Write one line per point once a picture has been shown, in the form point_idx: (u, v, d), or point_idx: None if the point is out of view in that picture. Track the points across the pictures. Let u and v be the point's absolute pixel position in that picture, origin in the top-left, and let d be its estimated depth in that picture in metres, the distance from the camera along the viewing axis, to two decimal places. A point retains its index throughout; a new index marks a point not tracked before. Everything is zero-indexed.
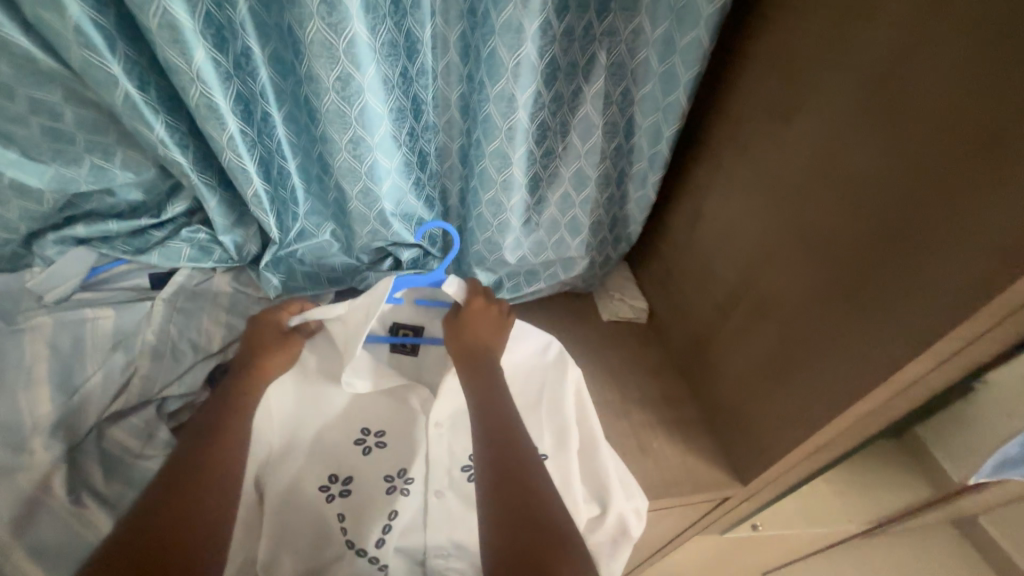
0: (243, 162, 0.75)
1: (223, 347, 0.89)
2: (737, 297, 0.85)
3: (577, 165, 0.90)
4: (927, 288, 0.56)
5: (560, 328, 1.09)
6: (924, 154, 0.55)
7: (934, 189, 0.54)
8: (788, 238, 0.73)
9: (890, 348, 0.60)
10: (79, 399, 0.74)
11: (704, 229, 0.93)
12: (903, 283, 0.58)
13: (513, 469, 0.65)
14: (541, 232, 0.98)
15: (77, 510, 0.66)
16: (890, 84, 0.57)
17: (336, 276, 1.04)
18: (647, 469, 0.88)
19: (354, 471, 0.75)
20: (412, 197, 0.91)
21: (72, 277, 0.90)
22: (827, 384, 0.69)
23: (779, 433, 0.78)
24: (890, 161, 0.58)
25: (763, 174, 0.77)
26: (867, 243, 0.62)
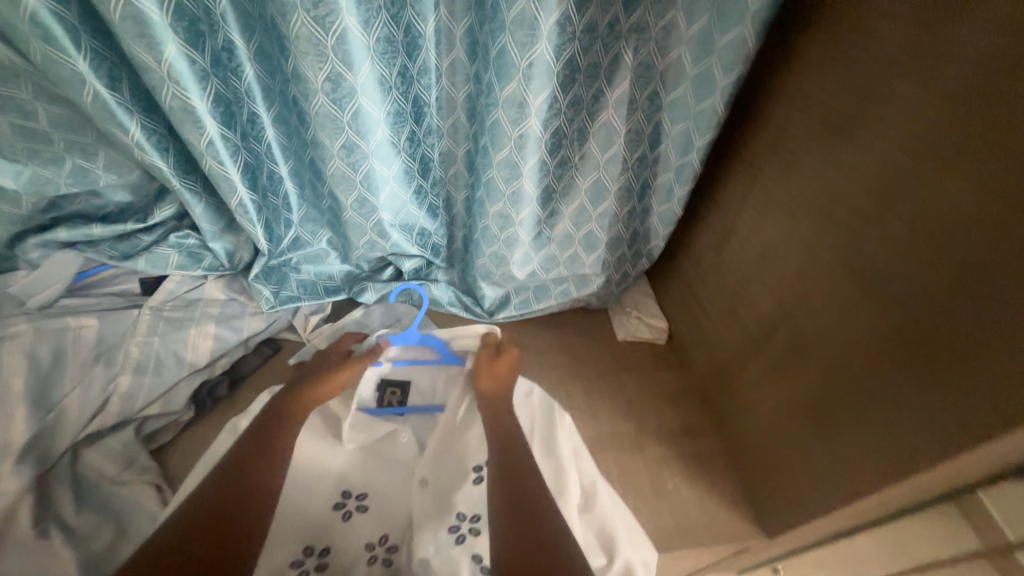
0: (226, 169, 0.70)
1: (211, 361, 0.85)
2: (772, 332, 0.75)
3: (595, 176, 0.82)
4: (1004, 358, 0.45)
5: (571, 347, 1.01)
6: (1012, 183, 0.44)
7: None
8: (834, 274, 0.63)
9: (949, 424, 0.50)
10: (55, 416, 0.70)
11: (736, 251, 0.83)
12: (973, 341, 0.47)
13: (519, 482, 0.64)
14: (553, 247, 0.90)
15: (40, 544, 0.61)
16: (981, 101, 0.46)
17: (334, 285, 0.97)
18: (659, 513, 0.79)
19: (331, 541, 0.70)
20: (413, 206, 0.85)
21: (56, 282, 0.85)
22: (870, 449, 0.58)
23: (812, 494, 0.67)
24: (974, 195, 0.47)
25: (810, 193, 0.67)
26: (932, 292, 0.51)
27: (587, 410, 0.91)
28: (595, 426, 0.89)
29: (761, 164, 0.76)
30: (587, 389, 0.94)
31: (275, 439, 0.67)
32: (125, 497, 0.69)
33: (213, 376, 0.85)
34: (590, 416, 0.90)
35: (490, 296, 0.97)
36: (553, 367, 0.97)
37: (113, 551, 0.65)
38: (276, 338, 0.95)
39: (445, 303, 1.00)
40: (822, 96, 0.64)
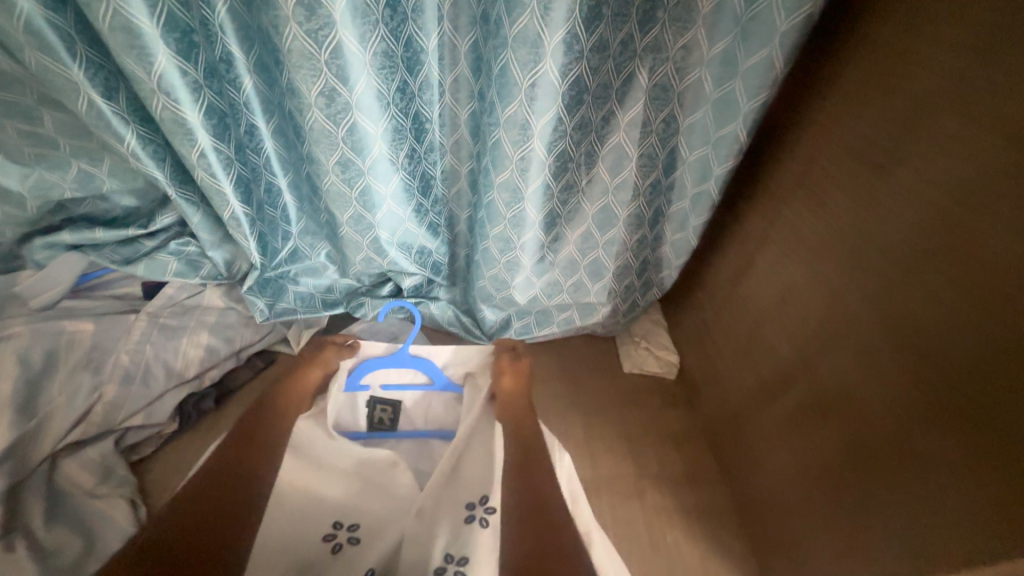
0: (218, 181, 0.68)
1: (200, 373, 0.83)
2: (790, 383, 0.68)
3: (604, 201, 0.77)
4: None
5: (573, 377, 0.95)
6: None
7: None
8: (861, 323, 0.56)
9: (987, 515, 0.43)
10: (38, 422, 0.69)
11: (754, 287, 0.77)
12: None
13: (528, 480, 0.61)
14: (557, 272, 0.85)
15: (5, 557, 0.60)
16: None
17: (332, 299, 0.95)
18: (653, 570, 0.72)
19: (317, 573, 0.58)
20: (412, 224, 0.82)
21: (61, 283, 0.85)
22: (898, 532, 0.51)
23: (829, 571, 0.60)
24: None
25: (839, 235, 0.60)
26: (974, 358, 0.44)
27: (584, 447, 0.85)
28: (590, 464, 0.83)
29: (788, 195, 0.69)
30: (586, 424, 0.89)
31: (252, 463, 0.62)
32: (98, 510, 0.68)
33: (201, 388, 0.84)
34: (587, 453, 0.84)
35: (491, 319, 0.92)
36: (551, 397, 0.92)
37: (78, 569, 0.63)
38: (270, 350, 0.94)
39: (444, 323, 0.97)
40: (857, 127, 0.58)
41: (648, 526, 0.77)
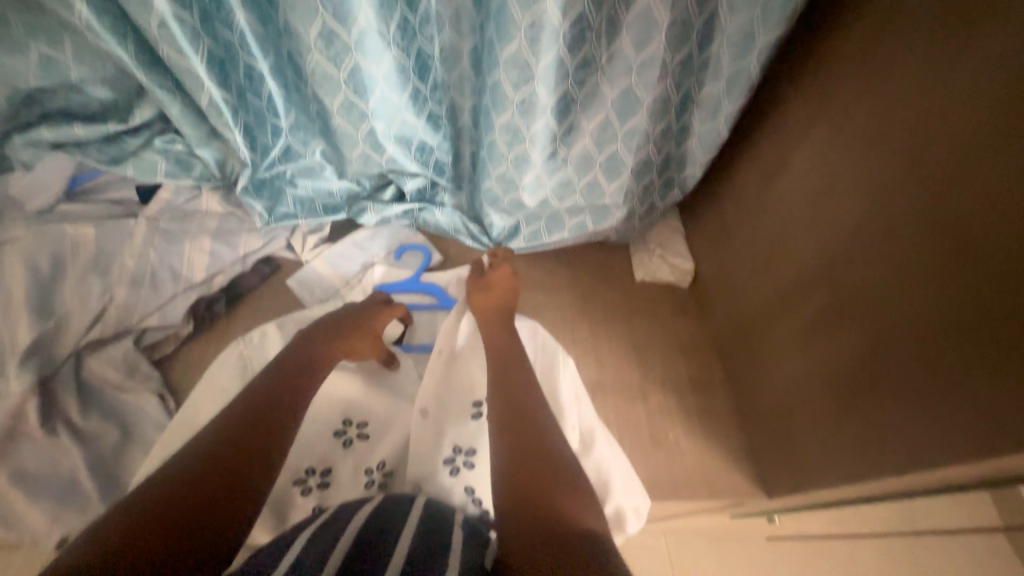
0: (187, 60, 0.65)
1: (207, 279, 0.82)
2: (811, 291, 0.64)
3: (626, 82, 0.68)
4: None
5: (583, 285, 0.93)
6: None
7: None
8: (894, 215, 0.52)
9: (996, 399, 0.41)
10: (56, 322, 0.70)
11: (784, 185, 0.70)
12: None
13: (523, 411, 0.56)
14: (570, 171, 0.79)
15: (52, 439, 0.65)
16: None
17: (333, 204, 0.90)
18: (654, 464, 0.75)
19: (333, 463, 0.67)
20: (409, 114, 0.75)
21: (54, 188, 0.81)
22: (902, 427, 0.50)
23: (826, 467, 0.60)
24: None
25: (895, 119, 0.52)
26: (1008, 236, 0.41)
27: (592, 353, 0.85)
28: (597, 368, 0.84)
29: (842, 71, 0.59)
30: (595, 331, 0.88)
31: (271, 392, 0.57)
32: (129, 402, 0.72)
33: (210, 293, 0.83)
34: (594, 358, 0.85)
35: (499, 225, 0.88)
36: (561, 305, 0.90)
37: (118, 453, 0.68)
38: (276, 258, 0.91)
39: (450, 231, 0.92)
40: None
41: (651, 424, 0.79)
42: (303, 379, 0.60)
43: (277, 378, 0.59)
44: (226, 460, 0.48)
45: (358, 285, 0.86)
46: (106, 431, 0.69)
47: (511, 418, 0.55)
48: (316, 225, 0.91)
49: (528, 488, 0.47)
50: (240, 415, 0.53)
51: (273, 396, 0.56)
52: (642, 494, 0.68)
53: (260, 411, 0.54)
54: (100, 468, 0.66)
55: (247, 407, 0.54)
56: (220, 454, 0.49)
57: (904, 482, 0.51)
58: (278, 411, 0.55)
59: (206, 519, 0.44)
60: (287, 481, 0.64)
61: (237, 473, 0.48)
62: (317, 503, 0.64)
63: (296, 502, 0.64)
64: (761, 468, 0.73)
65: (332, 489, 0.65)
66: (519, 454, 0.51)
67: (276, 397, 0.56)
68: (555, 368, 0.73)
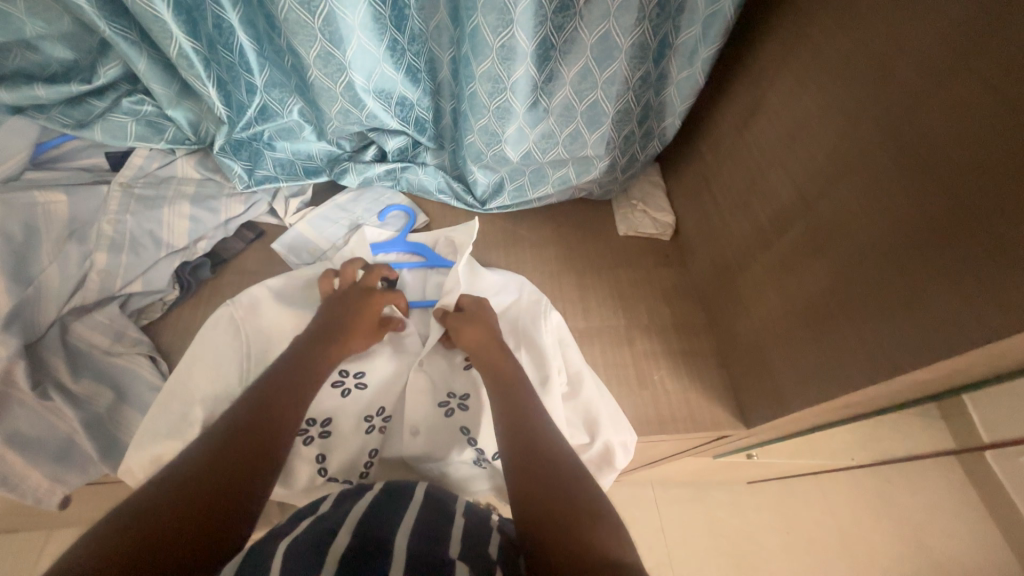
0: (153, 5, 0.61)
1: (190, 244, 0.82)
2: (787, 226, 0.67)
3: (604, 27, 0.68)
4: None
5: (567, 239, 0.95)
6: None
7: None
8: (866, 146, 0.54)
9: (957, 312, 0.45)
10: (35, 290, 0.69)
11: (759, 129, 0.72)
12: (1011, 213, 0.40)
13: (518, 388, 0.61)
14: (551, 122, 0.80)
15: (45, 404, 0.64)
16: None
17: (314, 166, 0.90)
18: (640, 403, 0.79)
19: (334, 413, 0.68)
20: (388, 66, 0.74)
21: (18, 154, 0.78)
22: (869, 345, 0.54)
23: (798, 390, 0.65)
24: None
25: (866, 48, 0.54)
26: (973, 158, 0.43)
27: (579, 303, 0.88)
28: (584, 317, 0.87)
29: (817, 8, 0.60)
30: (580, 283, 0.90)
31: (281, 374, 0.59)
32: (121, 365, 0.72)
33: (194, 258, 0.82)
34: (580, 308, 0.88)
35: (483, 182, 0.89)
36: (546, 259, 0.92)
37: (114, 414, 0.68)
38: (257, 223, 0.91)
39: (434, 190, 0.92)
40: None
41: (636, 366, 0.82)
42: (307, 377, 0.60)
43: (279, 378, 0.58)
44: (224, 462, 0.48)
45: (343, 245, 0.86)
46: (99, 395, 0.69)
47: (517, 430, 0.56)
48: (297, 188, 0.91)
49: (522, 457, 0.53)
50: (238, 417, 0.53)
51: (271, 390, 0.57)
52: (629, 430, 0.71)
53: (257, 404, 0.54)
54: (97, 429, 0.66)
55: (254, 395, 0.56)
56: (218, 457, 0.48)
57: (865, 393, 0.56)
58: (276, 412, 0.54)
59: (209, 505, 0.45)
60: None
61: (235, 472, 0.48)
62: (320, 451, 0.66)
63: (298, 451, 0.65)
64: (740, 401, 0.78)
65: (333, 438, 0.67)
66: (525, 458, 0.53)
67: (274, 399, 0.55)
68: (538, 318, 0.74)
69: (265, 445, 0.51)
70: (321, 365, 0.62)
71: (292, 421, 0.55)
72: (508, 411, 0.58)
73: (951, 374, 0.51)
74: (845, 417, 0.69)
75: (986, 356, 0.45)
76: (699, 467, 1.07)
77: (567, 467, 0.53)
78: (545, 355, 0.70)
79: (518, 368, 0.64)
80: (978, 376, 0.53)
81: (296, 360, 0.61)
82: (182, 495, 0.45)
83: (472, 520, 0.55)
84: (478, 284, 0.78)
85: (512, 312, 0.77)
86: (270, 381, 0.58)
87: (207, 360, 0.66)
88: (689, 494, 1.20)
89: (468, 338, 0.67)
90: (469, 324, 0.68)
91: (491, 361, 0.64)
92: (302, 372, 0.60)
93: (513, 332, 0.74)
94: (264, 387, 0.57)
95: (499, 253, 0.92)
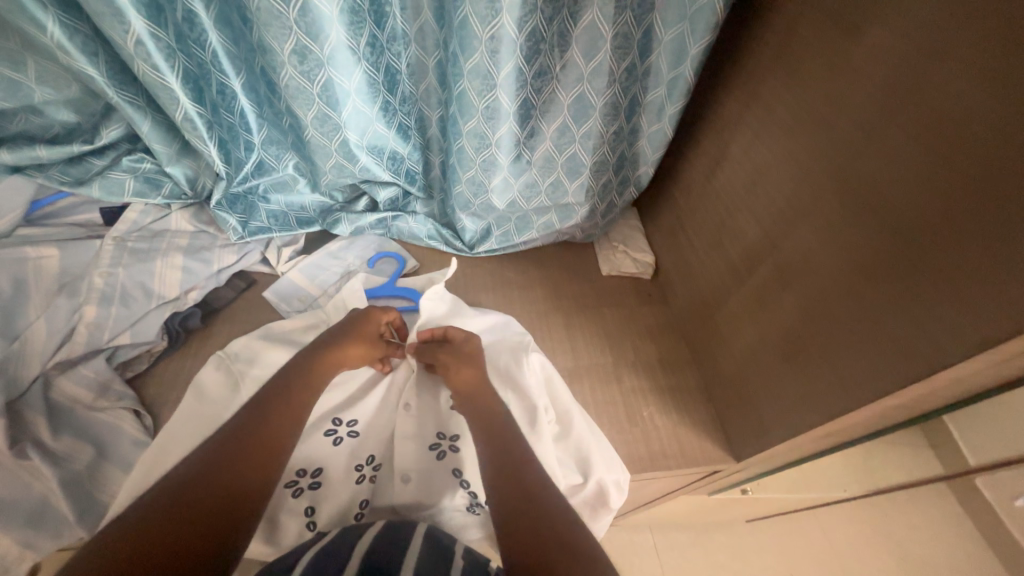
0: (162, 76, 0.66)
1: (181, 294, 0.82)
2: (757, 264, 0.71)
3: (579, 89, 0.75)
4: (974, 265, 0.43)
5: (553, 281, 0.99)
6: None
7: (1002, 119, 0.40)
8: (820, 191, 0.59)
9: (913, 339, 0.49)
10: (21, 344, 0.69)
11: (724, 176, 0.79)
12: (951, 248, 0.45)
13: (502, 429, 0.63)
14: (534, 172, 0.85)
15: (21, 463, 0.62)
16: None
17: (307, 217, 0.94)
18: (632, 440, 0.80)
19: (325, 463, 0.67)
20: (380, 125, 0.80)
21: (14, 211, 0.80)
22: (841, 373, 0.57)
23: (782, 420, 0.67)
24: (967, 88, 0.43)
25: (808, 107, 0.61)
26: (910, 201, 0.48)
27: (567, 342, 0.90)
28: (573, 356, 0.89)
29: (765, 72, 0.68)
30: (567, 322, 0.93)
31: (273, 415, 0.59)
32: (105, 420, 0.71)
33: (184, 308, 0.82)
34: (569, 347, 0.90)
35: (470, 229, 0.93)
36: (534, 301, 0.95)
37: (94, 472, 0.66)
38: (249, 272, 0.92)
39: (423, 237, 0.96)
40: None
41: (626, 404, 0.84)
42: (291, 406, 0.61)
43: (257, 416, 0.59)
44: (197, 513, 0.49)
45: (334, 291, 0.88)
46: (79, 451, 0.67)
47: (506, 474, 0.57)
48: (289, 238, 0.94)
49: (510, 497, 0.55)
50: (213, 461, 0.53)
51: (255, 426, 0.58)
52: (622, 468, 0.71)
53: (242, 442, 0.56)
54: (75, 489, 0.64)
55: (239, 430, 0.57)
56: (202, 494, 0.50)
57: (844, 420, 0.58)
58: (255, 454, 0.55)
59: (193, 539, 0.47)
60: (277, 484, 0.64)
61: (221, 508, 0.50)
62: (309, 503, 0.64)
63: (287, 503, 0.64)
64: (728, 435, 0.79)
65: (323, 489, 0.65)
66: (511, 497, 0.55)
67: (254, 440, 0.56)
68: (519, 358, 0.73)
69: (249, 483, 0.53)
70: (310, 389, 0.64)
71: (272, 463, 0.56)
72: (495, 456, 0.59)
73: (924, 399, 0.54)
74: (829, 447, 0.71)
75: (950, 380, 0.48)
76: (696, 506, 1.06)
77: (550, 504, 0.54)
78: (530, 395, 0.69)
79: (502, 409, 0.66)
80: (947, 400, 0.55)
81: (281, 389, 0.62)
82: (168, 526, 0.47)
83: (469, 564, 0.54)
84: (458, 321, 0.79)
85: (493, 351, 0.76)
86: (249, 420, 0.58)
87: (196, 412, 0.65)
88: (687, 536, 1.18)
89: (462, 378, 0.68)
90: (463, 364, 0.70)
91: (483, 402, 0.66)
92: (286, 406, 0.61)
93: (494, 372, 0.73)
94: (243, 429, 0.57)
95: (488, 296, 0.94)
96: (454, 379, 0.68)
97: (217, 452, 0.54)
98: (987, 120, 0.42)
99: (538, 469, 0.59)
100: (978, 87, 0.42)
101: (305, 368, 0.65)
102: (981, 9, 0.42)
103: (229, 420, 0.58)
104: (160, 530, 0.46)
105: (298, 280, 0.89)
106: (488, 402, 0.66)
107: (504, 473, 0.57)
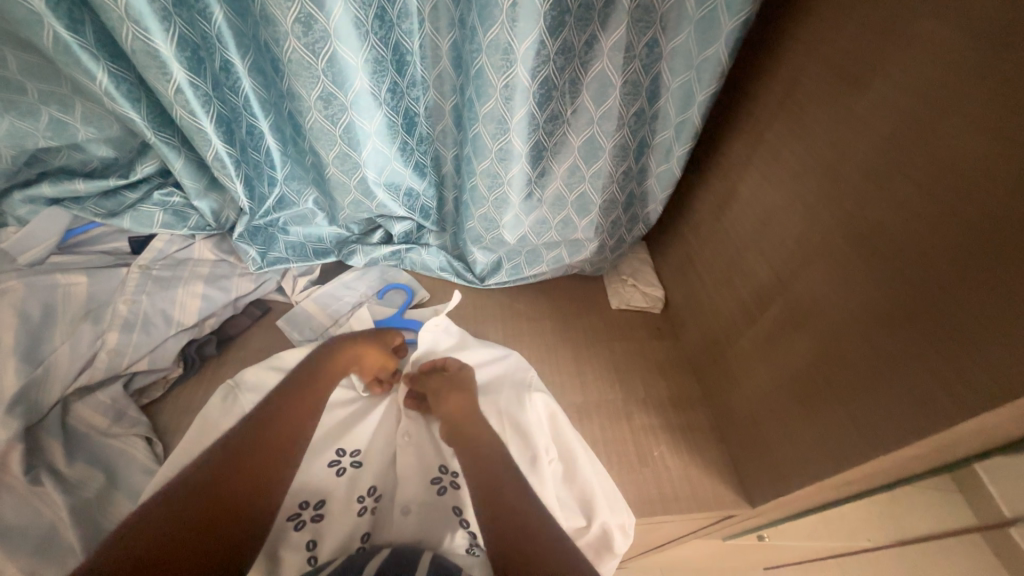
0: (198, 120, 0.70)
1: (200, 321, 0.85)
2: (768, 303, 0.71)
3: (589, 132, 0.78)
4: (988, 317, 0.43)
5: (563, 314, 0.99)
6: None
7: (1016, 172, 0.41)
8: (829, 237, 0.60)
9: (925, 387, 0.48)
10: (44, 369, 0.71)
11: (733, 215, 0.80)
12: (965, 299, 0.45)
13: (491, 471, 0.61)
14: (545, 209, 0.88)
15: (35, 489, 0.63)
16: (987, 42, 0.43)
17: (324, 248, 0.97)
18: (642, 481, 0.78)
19: (327, 494, 0.66)
20: (398, 164, 0.84)
21: (47, 240, 0.84)
22: (858, 421, 0.55)
23: (796, 466, 0.65)
24: (969, 144, 0.44)
25: (814, 155, 0.62)
26: (920, 250, 0.49)
27: (575, 377, 0.90)
28: (581, 391, 0.88)
29: (770, 119, 0.71)
30: (576, 356, 0.93)
31: (293, 428, 0.62)
32: (117, 447, 0.72)
33: (201, 335, 0.86)
34: (577, 381, 0.89)
35: (482, 261, 0.95)
36: (543, 333, 0.96)
37: (103, 499, 0.67)
38: (265, 300, 0.95)
39: (436, 268, 0.98)
40: (838, 41, 0.58)
41: (636, 442, 0.82)
42: (302, 414, 0.64)
43: (271, 424, 0.61)
44: (206, 529, 0.50)
45: (345, 322, 0.89)
46: (91, 477, 0.68)
47: (499, 508, 0.56)
48: (305, 268, 0.97)
49: (507, 526, 0.54)
50: (218, 482, 0.54)
51: (271, 425, 0.60)
52: (627, 510, 0.69)
53: (262, 435, 0.59)
54: (84, 517, 0.64)
55: (259, 430, 0.59)
56: (228, 475, 0.54)
57: (861, 470, 0.57)
58: (253, 497, 0.54)
59: (218, 512, 0.52)
60: (279, 518, 0.62)
61: (241, 488, 0.54)
62: (311, 537, 0.63)
63: (289, 537, 0.62)
64: (741, 477, 0.77)
65: (326, 521, 0.64)
66: (506, 529, 0.54)
67: (261, 450, 0.58)
68: (521, 396, 0.71)
69: (263, 477, 0.56)
70: (307, 413, 0.64)
71: (271, 503, 0.56)
72: (484, 485, 0.59)
73: (947, 448, 0.52)
74: (847, 494, 0.69)
75: (971, 431, 0.47)
76: (707, 551, 1.02)
77: (545, 524, 0.55)
78: (532, 438, 0.67)
79: (497, 445, 0.64)
80: (968, 449, 0.54)
81: (274, 407, 0.63)
82: (198, 492, 0.52)
83: None
84: (459, 354, 0.78)
85: (495, 381, 0.76)
86: (240, 457, 0.56)
87: (204, 442, 0.65)
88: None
89: (451, 406, 0.68)
90: (450, 391, 0.70)
91: (475, 435, 0.65)
92: (294, 408, 0.63)
93: (490, 407, 0.71)
94: (252, 436, 0.59)
95: (497, 328, 0.95)
96: (442, 407, 0.69)
97: (219, 474, 0.54)
98: (990, 177, 0.43)
99: (536, 501, 0.58)
100: (984, 144, 0.43)
101: (304, 390, 0.66)
102: (979, 68, 0.44)
103: (256, 413, 0.61)
104: (193, 500, 0.52)
105: (306, 308, 0.92)
106: (478, 435, 0.65)
107: (495, 508, 0.56)
